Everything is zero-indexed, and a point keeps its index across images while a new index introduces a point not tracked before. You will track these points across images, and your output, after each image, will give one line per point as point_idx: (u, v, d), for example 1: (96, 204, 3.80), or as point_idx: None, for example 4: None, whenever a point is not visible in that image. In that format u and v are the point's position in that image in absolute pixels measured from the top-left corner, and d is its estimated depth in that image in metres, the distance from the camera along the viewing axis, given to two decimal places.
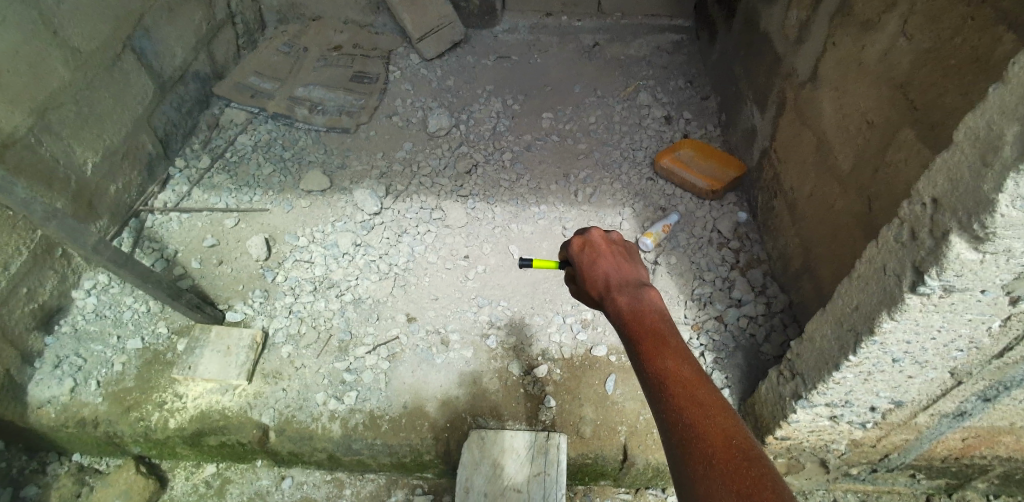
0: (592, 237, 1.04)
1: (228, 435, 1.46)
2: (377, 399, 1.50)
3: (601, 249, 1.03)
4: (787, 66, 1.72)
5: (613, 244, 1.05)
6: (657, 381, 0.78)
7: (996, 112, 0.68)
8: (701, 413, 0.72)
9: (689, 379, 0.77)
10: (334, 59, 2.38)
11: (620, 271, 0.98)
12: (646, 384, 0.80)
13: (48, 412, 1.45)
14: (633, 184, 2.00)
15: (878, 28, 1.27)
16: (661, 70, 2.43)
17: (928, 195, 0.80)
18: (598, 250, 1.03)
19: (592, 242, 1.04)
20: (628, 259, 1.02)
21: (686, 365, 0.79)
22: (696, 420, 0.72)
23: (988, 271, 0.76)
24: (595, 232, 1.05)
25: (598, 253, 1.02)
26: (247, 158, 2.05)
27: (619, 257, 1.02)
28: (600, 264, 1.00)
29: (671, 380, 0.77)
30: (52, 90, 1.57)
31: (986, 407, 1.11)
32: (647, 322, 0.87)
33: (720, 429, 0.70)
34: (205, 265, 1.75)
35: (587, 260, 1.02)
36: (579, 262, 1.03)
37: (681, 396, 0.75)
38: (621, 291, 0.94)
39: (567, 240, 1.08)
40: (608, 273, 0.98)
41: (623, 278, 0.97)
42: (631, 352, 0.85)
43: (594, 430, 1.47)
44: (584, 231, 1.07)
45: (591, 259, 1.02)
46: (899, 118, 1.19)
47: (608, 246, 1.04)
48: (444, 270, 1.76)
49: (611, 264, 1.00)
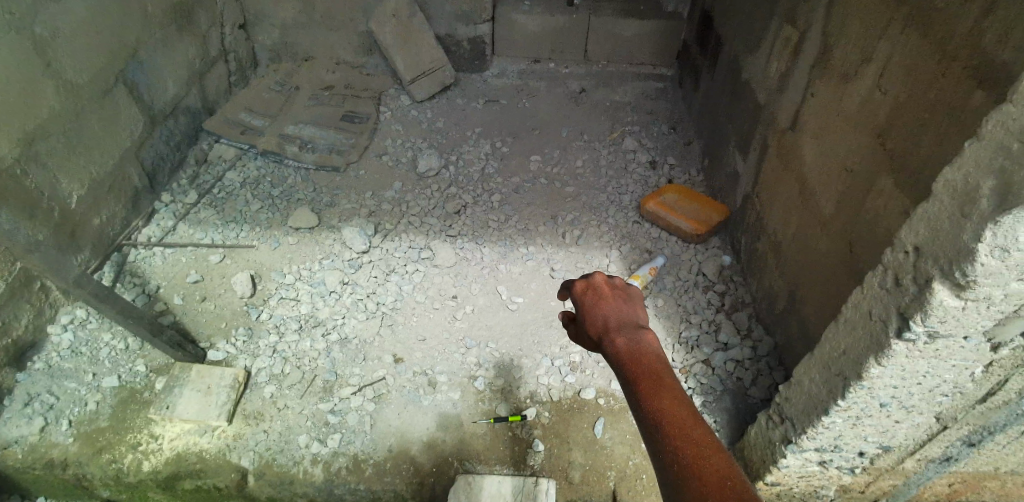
0: (593, 279, 1.06)
1: (204, 480, 1.40)
2: (361, 442, 1.47)
3: (601, 290, 1.04)
4: (767, 116, 1.80)
5: (613, 285, 1.06)
6: (653, 421, 0.78)
7: (972, 166, 0.72)
8: (698, 454, 0.72)
9: (686, 418, 0.77)
10: (326, 98, 2.42)
11: (620, 312, 0.99)
12: (643, 424, 0.80)
13: (14, 453, 1.39)
14: (619, 226, 2.04)
15: (854, 83, 1.34)
16: (646, 117, 2.52)
17: (910, 243, 0.83)
18: (598, 292, 1.04)
19: (593, 285, 1.05)
20: (629, 301, 1.03)
21: (682, 406, 0.79)
22: (693, 461, 0.71)
23: (970, 318, 0.79)
24: (596, 274, 1.07)
25: (599, 295, 1.03)
26: (235, 194, 2.05)
27: (619, 298, 1.03)
28: (601, 305, 1.01)
29: (667, 420, 0.77)
30: (41, 121, 1.56)
31: (971, 452, 1.12)
32: (644, 362, 0.87)
33: (717, 470, 0.70)
34: (187, 301, 1.72)
35: (588, 301, 1.03)
36: (580, 304, 1.04)
37: (677, 436, 0.75)
38: (620, 331, 0.94)
39: (568, 282, 1.09)
40: (608, 314, 0.99)
41: (621, 319, 0.98)
42: (628, 392, 0.85)
43: (583, 475, 1.44)
44: (585, 274, 1.09)
45: (592, 300, 1.03)
46: (876, 168, 1.24)
47: (608, 288, 1.05)
48: (432, 309, 1.75)
49: (611, 305, 1.01)
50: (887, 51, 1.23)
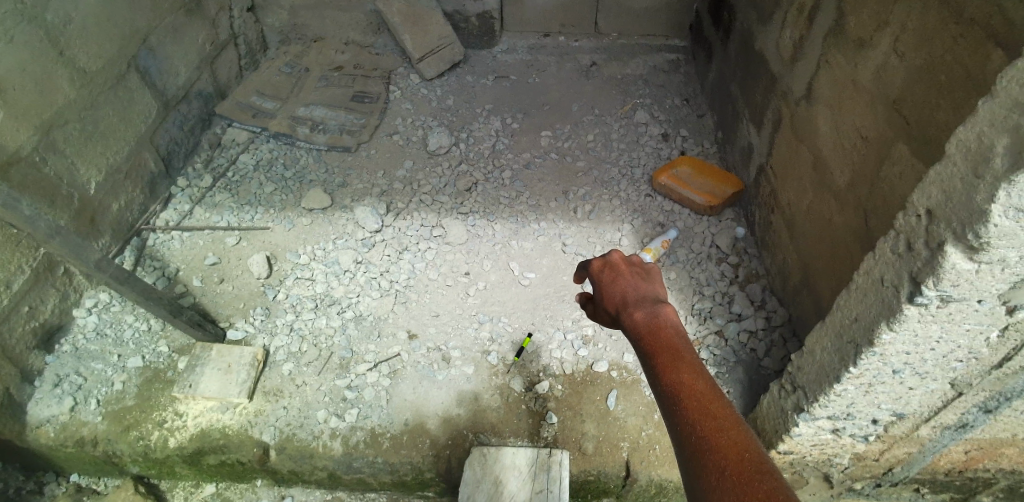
0: (612, 258, 1.07)
1: (228, 454, 1.45)
2: (378, 416, 1.50)
3: (620, 269, 1.05)
4: (781, 84, 1.75)
5: (632, 264, 1.06)
6: (671, 394, 0.78)
7: (986, 124, 0.70)
8: (715, 426, 0.72)
9: (704, 391, 0.77)
10: (335, 80, 2.41)
11: (639, 289, 0.99)
12: (661, 397, 0.80)
13: (47, 431, 1.44)
14: (632, 200, 2.02)
15: (871, 47, 1.30)
16: (658, 89, 2.48)
17: (923, 206, 0.81)
18: (617, 270, 1.04)
19: (612, 264, 1.06)
20: (647, 279, 1.03)
21: (700, 379, 0.79)
22: (709, 432, 0.71)
23: (984, 281, 0.78)
24: (615, 253, 1.07)
25: (617, 274, 1.04)
26: (249, 177, 2.07)
27: (638, 276, 1.03)
28: (619, 282, 1.02)
29: (685, 393, 0.77)
30: (58, 109, 1.59)
31: (987, 418, 1.11)
32: (662, 337, 0.87)
33: (733, 442, 0.69)
34: (206, 283, 1.76)
35: (606, 280, 1.04)
36: (598, 283, 1.05)
37: (695, 408, 0.75)
38: (638, 307, 0.95)
39: (587, 262, 1.10)
40: (626, 291, 0.99)
41: (640, 296, 0.98)
42: (647, 367, 0.85)
43: (596, 446, 1.46)
44: (604, 254, 1.10)
45: (610, 278, 1.03)
46: (892, 133, 1.21)
47: (627, 266, 1.05)
48: (445, 286, 1.77)
49: (630, 282, 1.01)
50: (903, 13, 1.18)
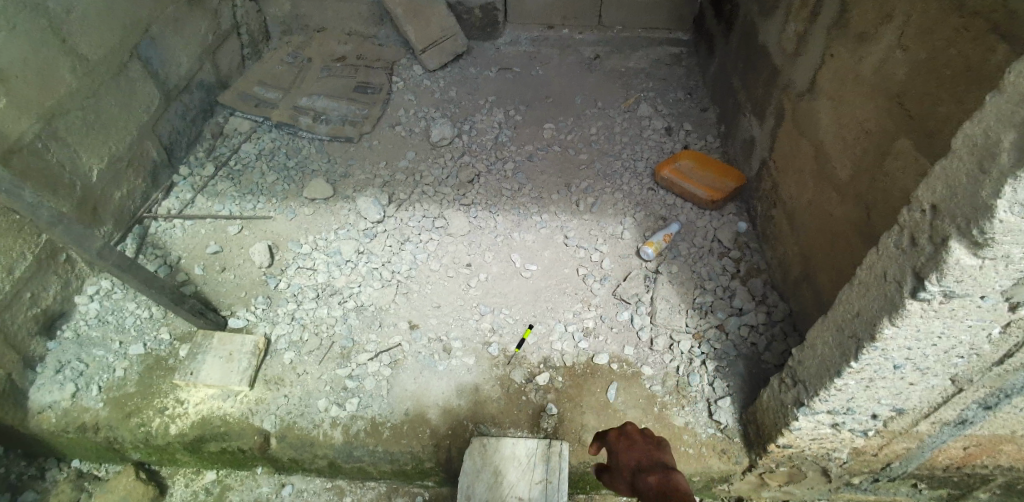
0: (626, 427, 1.06)
1: (229, 442, 1.45)
2: (379, 406, 1.50)
3: (633, 437, 1.04)
4: (785, 79, 1.75)
5: (646, 434, 1.05)
6: None
7: (993, 119, 0.69)
8: None
9: None
10: (338, 70, 2.40)
11: (652, 457, 0.98)
12: None
13: (49, 417, 1.45)
14: (634, 193, 2.02)
15: (874, 41, 1.29)
16: (661, 83, 2.47)
17: (927, 201, 0.81)
18: (631, 438, 1.03)
19: (626, 432, 1.05)
20: (660, 445, 1.02)
21: None
22: None
23: (987, 277, 0.77)
24: (630, 424, 1.07)
25: (631, 440, 1.03)
26: (251, 166, 2.07)
27: (651, 444, 1.02)
28: (633, 450, 1.01)
29: None
30: (60, 97, 1.58)
31: (987, 415, 1.11)
32: None
33: None
34: (208, 271, 1.76)
35: (618, 446, 1.03)
36: (610, 449, 1.04)
37: None
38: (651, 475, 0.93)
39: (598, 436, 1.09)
40: (640, 460, 0.98)
41: (652, 465, 0.96)
42: None
43: (596, 437, 1.45)
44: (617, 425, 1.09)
45: (623, 446, 1.02)
46: (896, 128, 1.20)
47: (641, 435, 1.04)
48: (447, 277, 1.77)
49: (643, 452, 1.00)
50: (908, 7, 1.18)
